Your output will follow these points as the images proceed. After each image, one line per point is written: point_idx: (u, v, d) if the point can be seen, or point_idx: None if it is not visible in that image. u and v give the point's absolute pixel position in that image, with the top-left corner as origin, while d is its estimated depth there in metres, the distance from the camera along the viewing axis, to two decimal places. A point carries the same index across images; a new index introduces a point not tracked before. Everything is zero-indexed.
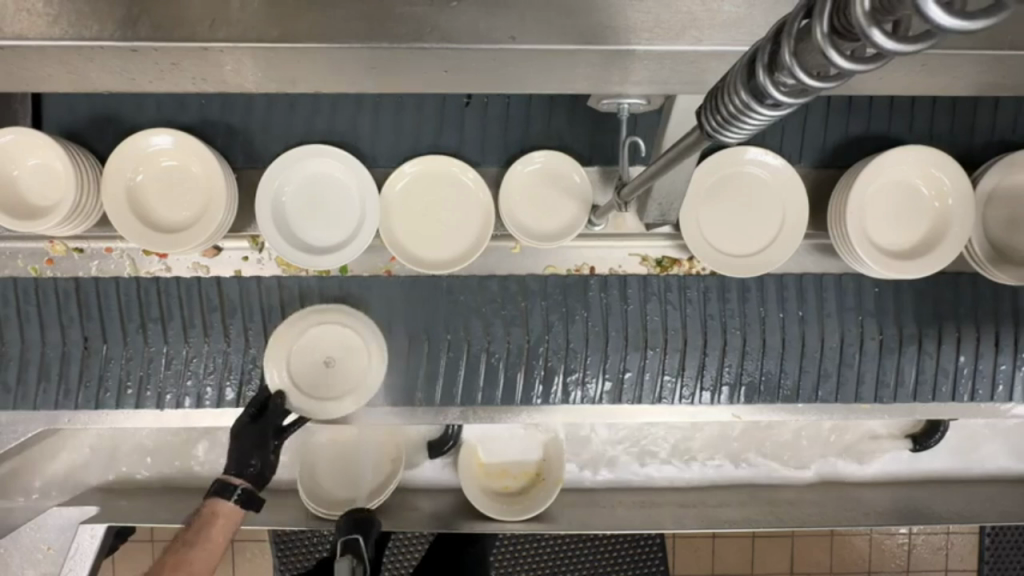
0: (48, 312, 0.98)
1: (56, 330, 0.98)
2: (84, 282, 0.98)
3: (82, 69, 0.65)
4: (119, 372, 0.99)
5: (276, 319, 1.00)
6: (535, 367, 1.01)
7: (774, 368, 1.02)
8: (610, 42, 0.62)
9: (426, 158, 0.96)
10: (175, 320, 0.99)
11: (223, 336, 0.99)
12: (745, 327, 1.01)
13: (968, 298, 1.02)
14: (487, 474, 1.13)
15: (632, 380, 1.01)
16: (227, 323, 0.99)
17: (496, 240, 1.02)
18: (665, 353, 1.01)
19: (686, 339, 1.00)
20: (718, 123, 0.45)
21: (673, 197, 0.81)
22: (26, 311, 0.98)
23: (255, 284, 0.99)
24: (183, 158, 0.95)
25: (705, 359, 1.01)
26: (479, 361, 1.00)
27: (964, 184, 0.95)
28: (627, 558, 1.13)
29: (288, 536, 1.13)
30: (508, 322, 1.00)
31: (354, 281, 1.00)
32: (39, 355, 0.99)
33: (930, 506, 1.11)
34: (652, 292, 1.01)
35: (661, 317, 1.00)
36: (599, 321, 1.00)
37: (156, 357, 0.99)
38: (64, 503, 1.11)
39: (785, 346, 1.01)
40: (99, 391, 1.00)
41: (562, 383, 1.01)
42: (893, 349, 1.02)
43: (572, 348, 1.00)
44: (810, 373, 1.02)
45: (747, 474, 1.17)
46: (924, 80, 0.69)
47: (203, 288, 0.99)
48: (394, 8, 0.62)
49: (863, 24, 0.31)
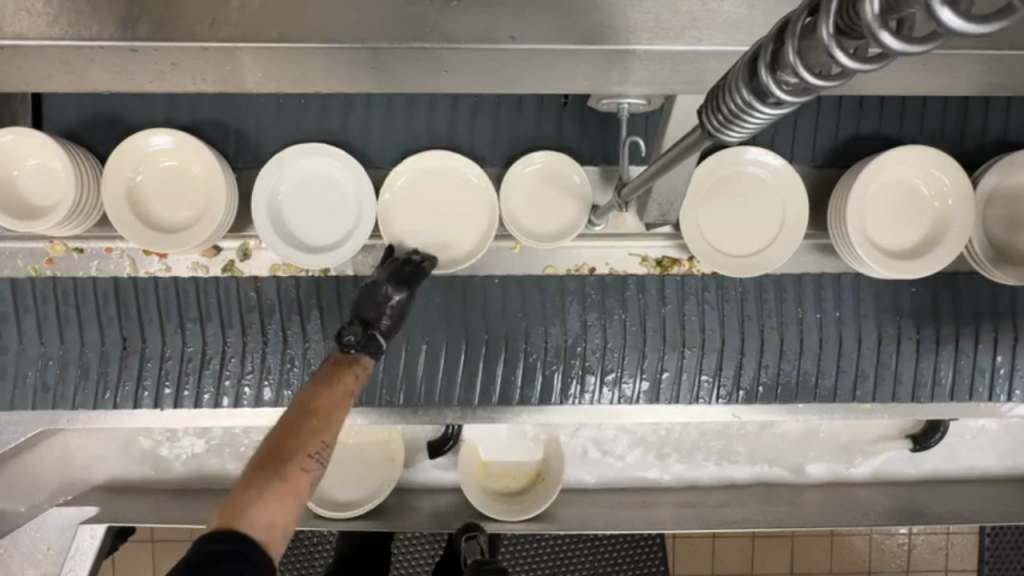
0: (85, 312, 1.00)
1: (94, 329, 1.00)
2: (122, 281, 0.99)
3: (81, 68, 0.65)
4: (157, 372, 1.01)
5: (314, 321, 1.00)
6: (572, 368, 1.01)
7: (811, 367, 1.02)
8: (610, 42, 0.62)
9: (426, 155, 0.96)
10: (214, 320, 1.00)
11: (262, 337, 1.00)
12: (782, 327, 1.02)
13: (969, 298, 1.03)
14: (487, 475, 1.13)
15: (669, 380, 1.02)
16: (266, 325, 1.00)
17: (496, 240, 1.01)
18: (703, 353, 1.01)
19: (723, 339, 1.01)
20: (719, 123, 0.45)
21: (673, 197, 0.81)
22: (66, 311, 0.99)
23: (293, 283, 1.00)
24: (183, 158, 0.95)
25: (743, 359, 1.02)
26: (519, 361, 1.01)
27: (964, 184, 0.95)
28: (628, 558, 1.13)
29: (289, 537, 1.12)
30: (547, 322, 1.01)
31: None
32: (79, 354, 1.00)
33: (929, 506, 1.11)
34: (689, 292, 1.01)
35: (698, 317, 1.01)
36: (637, 321, 1.01)
37: (195, 357, 1.01)
38: (64, 504, 1.11)
39: (821, 346, 1.02)
40: (136, 390, 1.01)
41: (597, 383, 1.02)
42: (930, 348, 1.03)
43: (611, 349, 1.01)
44: (847, 374, 1.03)
45: (747, 473, 1.17)
46: (923, 80, 0.69)
47: (243, 290, 1.00)
48: (395, 8, 0.63)
49: (872, 24, 0.31)
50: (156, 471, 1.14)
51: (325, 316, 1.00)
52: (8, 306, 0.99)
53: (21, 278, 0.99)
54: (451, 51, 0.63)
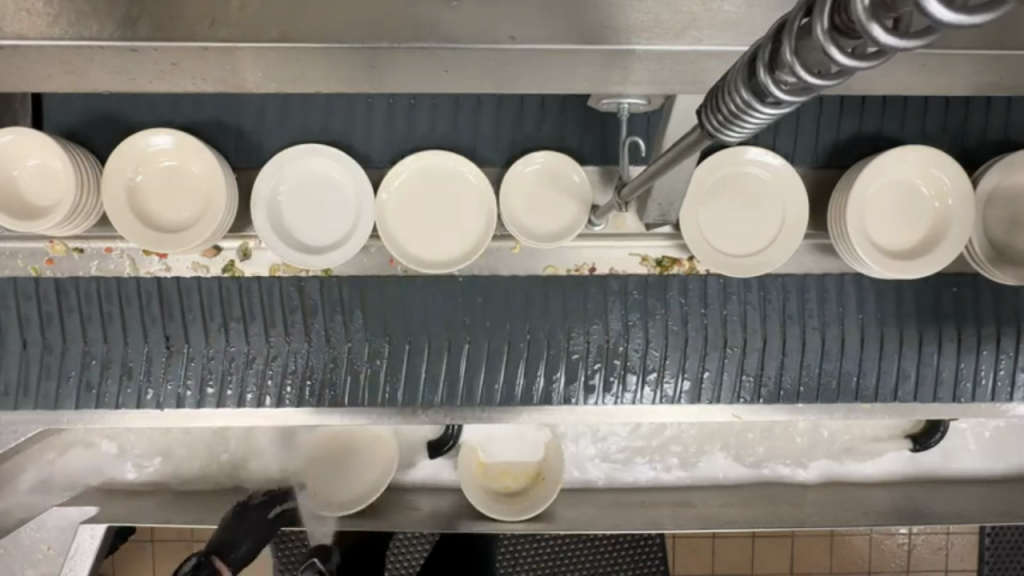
0: (128, 313, 0.99)
1: (137, 330, 0.99)
2: (165, 282, 0.99)
3: (81, 68, 0.65)
4: (200, 371, 1.00)
5: (357, 320, 1.00)
6: (613, 368, 1.01)
7: (853, 367, 1.02)
8: (610, 42, 0.63)
9: (426, 154, 0.96)
10: (257, 320, 0.99)
11: (305, 336, 1.00)
12: (824, 327, 1.01)
13: (970, 298, 1.02)
14: (487, 475, 1.13)
15: (710, 380, 1.02)
16: (310, 324, 1.00)
17: (496, 240, 1.02)
18: (745, 353, 1.01)
19: (765, 339, 1.01)
20: (718, 123, 0.45)
21: (673, 198, 0.81)
22: (109, 310, 0.99)
23: (335, 283, 0.99)
24: (184, 158, 0.95)
25: (785, 359, 1.01)
26: (560, 361, 1.01)
27: (964, 184, 0.95)
28: (628, 558, 1.13)
29: (286, 536, 1.12)
30: (590, 321, 1.00)
31: (434, 282, 0.99)
32: (122, 355, 0.99)
33: (929, 506, 1.11)
34: (731, 292, 1.01)
35: (741, 317, 1.01)
36: (679, 321, 1.00)
37: (241, 356, 1.00)
38: (64, 504, 1.11)
39: (863, 346, 1.02)
40: (180, 391, 1.00)
41: (639, 382, 1.01)
42: (972, 348, 1.03)
43: (652, 349, 1.01)
44: (889, 374, 1.03)
45: (747, 473, 1.16)
46: (921, 80, 0.69)
47: (285, 290, 0.99)
48: (397, 9, 0.63)
49: (863, 21, 0.31)
50: (155, 472, 1.14)
51: (368, 317, 1.00)
52: (52, 305, 0.98)
53: (66, 278, 0.99)
54: (451, 51, 0.63)
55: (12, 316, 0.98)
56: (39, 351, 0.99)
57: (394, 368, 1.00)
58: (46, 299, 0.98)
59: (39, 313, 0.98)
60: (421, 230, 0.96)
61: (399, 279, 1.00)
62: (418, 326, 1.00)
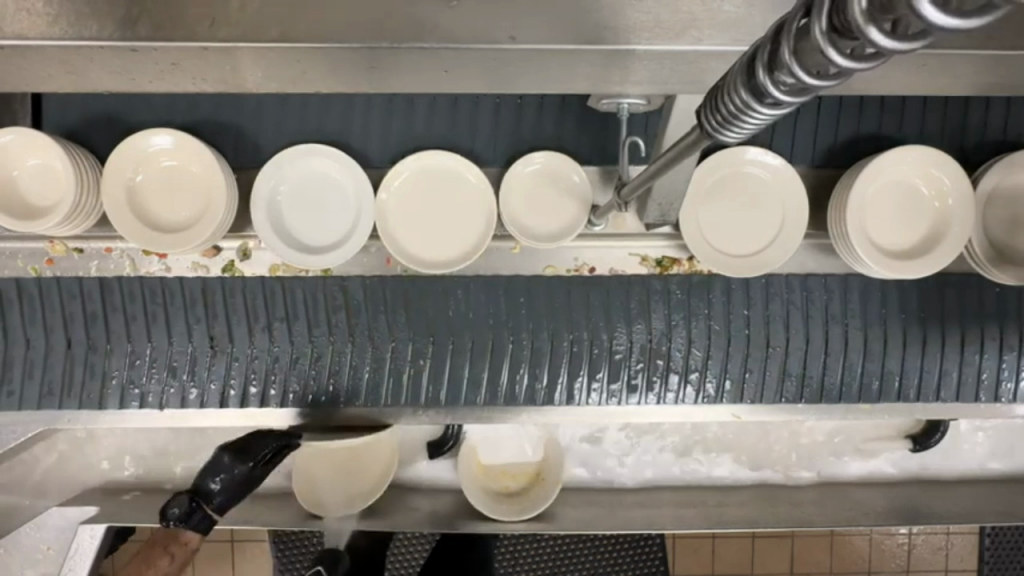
0: (173, 312, 1.00)
1: (181, 329, 1.00)
2: (211, 282, 1.00)
3: (81, 68, 0.65)
4: (243, 371, 1.01)
5: (401, 321, 1.01)
6: (656, 367, 1.02)
7: (895, 366, 1.03)
8: (609, 42, 0.63)
9: (426, 154, 0.96)
10: (302, 319, 1.01)
11: (349, 336, 1.01)
12: (865, 327, 1.02)
13: (974, 298, 1.02)
14: (487, 475, 1.12)
15: (754, 381, 1.02)
16: (354, 324, 1.01)
17: (496, 240, 1.01)
18: (787, 353, 1.02)
19: (808, 338, 1.02)
20: (718, 123, 0.45)
21: (673, 198, 0.82)
22: (154, 310, 1.00)
23: (380, 284, 1.00)
24: (183, 158, 0.95)
25: (827, 359, 1.02)
26: (603, 360, 1.02)
27: (963, 184, 0.95)
28: (628, 558, 1.13)
29: (288, 535, 1.13)
30: (631, 321, 1.01)
31: (481, 282, 1.00)
32: (167, 358, 1.00)
33: (928, 506, 1.11)
34: (773, 292, 1.02)
35: (783, 318, 1.02)
36: (722, 321, 1.01)
37: (285, 356, 1.01)
38: (64, 504, 1.11)
39: (904, 345, 1.02)
40: (223, 390, 1.01)
41: (680, 381, 1.02)
42: (1013, 347, 1.03)
43: (695, 349, 1.01)
44: (931, 374, 1.03)
45: (746, 473, 1.16)
46: (920, 80, 0.69)
47: (329, 291, 1.00)
48: (396, 8, 0.63)
49: (861, 22, 0.31)
50: (155, 471, 1.14)
51: (412, 318, 1.01)
52: (97, 305, 1.00)
53: (111, 278, 1.00)
54: (451, 51, 0.63)
55: (58, 316, 0.99)
56: (84, 350, 1.00)
57: (437, 368, 1.01)
58: (91, 299, 0.99)
59: (85, 313, 0.99)
60: (422, 230, 0.96)
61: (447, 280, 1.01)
62: (462, 326, 1.01)
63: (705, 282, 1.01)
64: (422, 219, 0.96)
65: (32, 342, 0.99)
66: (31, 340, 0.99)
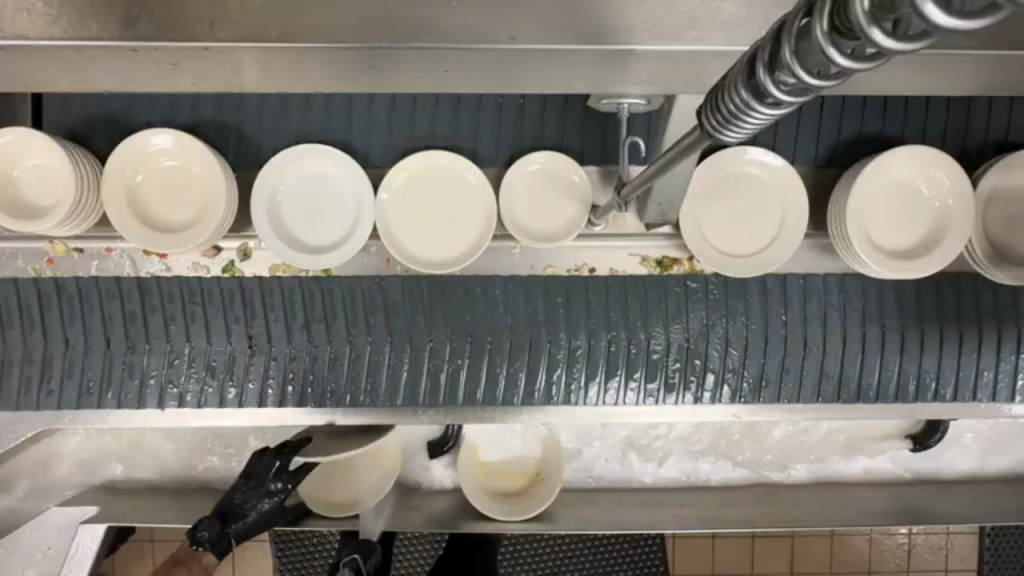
0: (211, 312, 0.98)
1: (219, 329, 0.98)
2: (249, 282, 0.98)
3: (81, 68, 0.65)
4: (283, 370, 0.99)
5: (437, 320, 0.99)
6: (693, 367, 1.01)
7: (933, 364, 1.02)
8: (608, 42, 0.63)
9: (427, 154, 0.96)
10: (340, 319, 0.99)
11: (387, 336, 0.99)
12: (903, 328, 1.01)
13: (980, 299, 1.02)
14: (487, 475, 1.12)
15: (791, 380, 1.01)
16: (392, 323, 0.99)
17: (496, 240, 1.01)
18: (825, 353, 1.01)
19: (845, 338, 1.01)
20: (718, 123, 0.45)
21: (672, 197, 0.82)
22: (192, 310, 0.98)
23: (418, 285, 0.99)
24: (183, 158, 0.94)
25: (864, 359, 1.01)
26: (639, 361, 1.00)
27: (963, 184, 0.95)
28: (628, 558, 1.13)
29: (289, 536, 1.13)
30: (669, 319, 1.00)
31: (518, 282, 0.99)
32: (205, 359, 0.99)
33: (929, 506, 1.11)
34: (812, 292, 1.01)
35: (821, 318, 1.01)
36: (760, 322, 1.00)
37: (324, 357, 0.99)
38: (64, 503, 1.11)
39: (943, 344, 1.02)
40: (263, 390, 0.99)
41: (717, 381, 1.01)
42: None
43: (732, 348, 1.00)
44: (970, 371, 1.02)
45: (746, 472, 1.17)
46: (920, 79, 0.68)
47: (367, 289, 0.99)
48: (395, 8, 0.63)
49: (862, 22, 0.31)
50: (155, 471, 1.14)
51: (448, 318, 0.99)
52: (136, 305, 0.98)
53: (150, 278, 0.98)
54: (451, 50, 0.63)
55: (96, 317, 0.97)
56: (123, 350, 0.98)
57: (475, 367, 0.99)
58: (130, 299, 0.97)
59: (123, 313, 0.98)
60: (422, 230, 0.96)
61: (480, 279, 1.00)
62: (499, 325, 0.99)
63: (719, 279, 1.00)
64: (421, 218, 0.96)
65: (72, 342, 0.98)
66: (71, 340, 0.97)
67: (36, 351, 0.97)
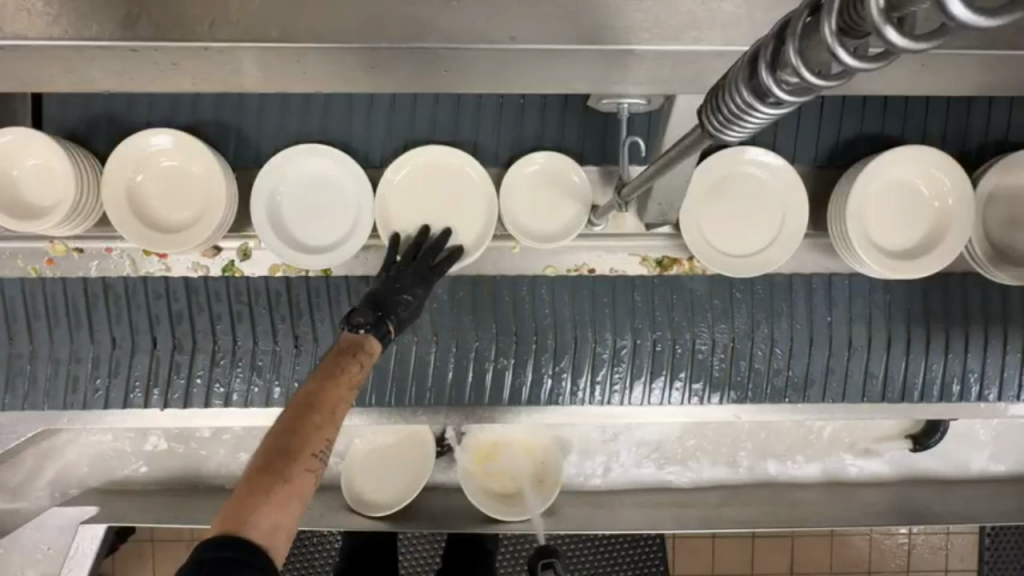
0: (258, 312, 0.99)
1: (265, 329, 0.99)
2: (294, 282, 0.99)
3: (80, 68, 0.65)
4: None
5: (483, 322, 1.00)
6: (738, 368, 1.01)
7: (977, 363, 1.02)
8: (607, 42, 0.63)
9: (427, 150, 0.96)
10: None
11: (432, 336, 0.99)
12: (947, 327, 1.01)
13: (985, 298, 1.01)
14: (486, 474, 1.11)
15: (836, 379, 1.02)
16: (437, 323, 1.00)
17: (496, 240, 1.01)
18: (870, 351, 1.01)
19: (891, 338, 1.01)
20: (720, 123, 0.45)
21: (672, 197, 0.82)
22: (238, 308, 0.99)
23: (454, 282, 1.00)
24: (183, 158, 0.94)
25: (909, 360, 1.02)
26: (684, 361, 1.01)
27: (964, 184, 0.95)
28: (628, 557, 1.13)
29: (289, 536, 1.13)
30: (715, 319, 1.00)
31: (564, 283, 1.00)
32: (251, 357, 0.99)
33: (929, 506, 1.10)
34: (856, 292, 1.01)
35: (866, 317, 1.01)
36: (805, 320, 1.01)
37: None
38: (65, 503, 1.11)
39: (987, 344, 1.02)
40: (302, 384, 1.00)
41: (763, 379, 1.01)
42: None
43: (778, 348, 1.01)
44: (1012, 369, 1.02)
45: (746, 471, 1.17)
46: (918, 81, 0.69)
47: None
48: (395, 7, 0.63)
49: (877, 20, 0.31)
50: (155, 470, 1.14)
51: (496, 318, 1.00)
52: (183, 304, 0.99)
53: (196, 278, 0.99)
54: (452, 50, 0.63)
55: (144, 316, 0.98)
56: (170, 350, 0.99)
57: (520, 365, 1.00)
58: (177, 298, 0.98)
59: (171, 312, 0.99)
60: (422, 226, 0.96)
61: (525, 276, 1.01)
62: (546, 325, 1.00)
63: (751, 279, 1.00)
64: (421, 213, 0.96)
65: (120, 342, 0.99)
66: (118, 340, 0.99)
67: (87, 351, 0.99)
